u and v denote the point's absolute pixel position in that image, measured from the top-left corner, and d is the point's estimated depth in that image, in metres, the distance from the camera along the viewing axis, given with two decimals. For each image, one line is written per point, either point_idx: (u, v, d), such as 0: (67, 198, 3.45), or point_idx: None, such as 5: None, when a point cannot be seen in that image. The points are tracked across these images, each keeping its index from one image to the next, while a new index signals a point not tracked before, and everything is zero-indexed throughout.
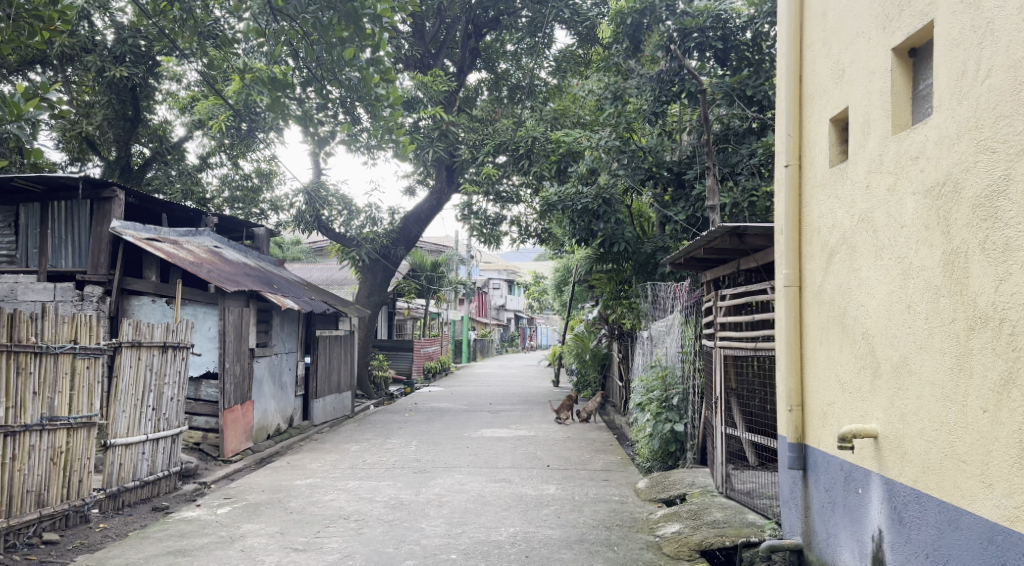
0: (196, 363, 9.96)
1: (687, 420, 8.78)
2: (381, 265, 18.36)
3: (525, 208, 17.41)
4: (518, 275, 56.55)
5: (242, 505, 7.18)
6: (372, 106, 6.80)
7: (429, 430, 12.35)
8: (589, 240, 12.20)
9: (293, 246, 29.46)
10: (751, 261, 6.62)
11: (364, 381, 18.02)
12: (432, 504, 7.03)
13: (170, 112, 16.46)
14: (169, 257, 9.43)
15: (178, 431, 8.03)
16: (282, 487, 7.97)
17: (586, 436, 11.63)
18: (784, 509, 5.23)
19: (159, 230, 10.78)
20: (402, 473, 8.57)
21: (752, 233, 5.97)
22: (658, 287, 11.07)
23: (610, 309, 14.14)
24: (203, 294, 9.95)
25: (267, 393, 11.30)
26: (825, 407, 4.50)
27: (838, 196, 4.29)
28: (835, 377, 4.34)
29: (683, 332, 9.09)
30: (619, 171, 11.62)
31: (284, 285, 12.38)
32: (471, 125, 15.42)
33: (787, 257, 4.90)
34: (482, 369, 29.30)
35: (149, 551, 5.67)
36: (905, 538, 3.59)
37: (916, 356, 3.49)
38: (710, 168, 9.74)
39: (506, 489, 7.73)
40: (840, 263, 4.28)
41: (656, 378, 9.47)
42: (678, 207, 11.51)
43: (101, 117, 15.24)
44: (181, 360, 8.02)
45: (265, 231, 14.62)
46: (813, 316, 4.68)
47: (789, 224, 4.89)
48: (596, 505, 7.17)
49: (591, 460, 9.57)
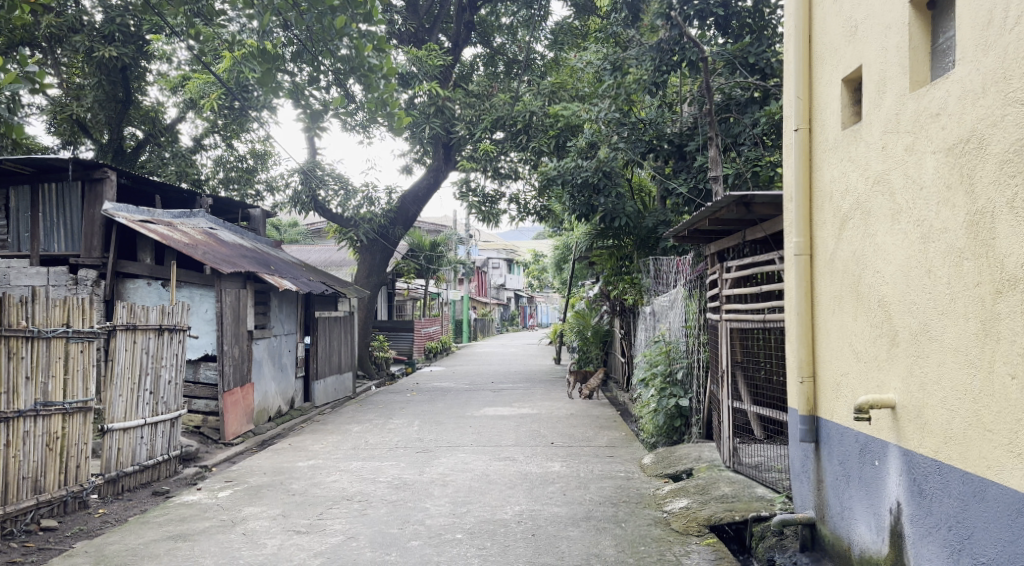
0: (194, 346, 9.82)
1: (691, 395, 8.73)
2: (379, 245, 18.21)
3: (524, 184, 17.22)
4: (517, 254, 56.43)
5: (244, 487, 7.07)
6: (366, 77, 6.56)
7: (431, 409, 12.27)
8: (589, 215, 12.08)
9: (290, 229, 29.30)
10: (757, 231, 6.47)
11: (364, 362, 17.93)
12: (436, 483, 6.93)
13: (162, 93, 16.23)
14: (163, 239, 9.27)
15: (177, 415, 7.92)
16: (283, 469, 7.87)
17: (589, 412, 11.53)
18: (795, 482, 5.12)
19: (153, 213, 10.63)
20: (405, 453, 8.47)
21: (759, 203, 5.82)
22: (660, 261, 10.92)
23: (611, 285, 14.01)
24: (199, 275, 9.80)
25: (267, 374, 11.18)
26: (839, 378, 4.38)
27: (852, 159, 4.15)
28: (850, 347, 4.21)
29: (687, 306, 8.97)
30: (619, 144, 11.45)
31: (282, 266, 12.24)
32: (468, 101, 15.22)
33: (797, 225, 4.76)
34: (484, 349, 29.21)
35: (149, 536, 5.56)
36: (925, 510, 3.47)
37: (937, 323, 3.37)
38: (712, 138, 9.58)
39: (510, 467, 7.63)
40: (854, 228, 4.15)
41: (660, 353, 9.38)
42: (680, 179, 11.34)
43: (92, 99, 15.03)
44: (179, 342, 7.89)
45: (261, 212, 14.44)
46: (825, 284, 4.55)
47: (799, 190, 4.74)
48: (602, 481, 7.07)
49: (596, 437, 9.48)
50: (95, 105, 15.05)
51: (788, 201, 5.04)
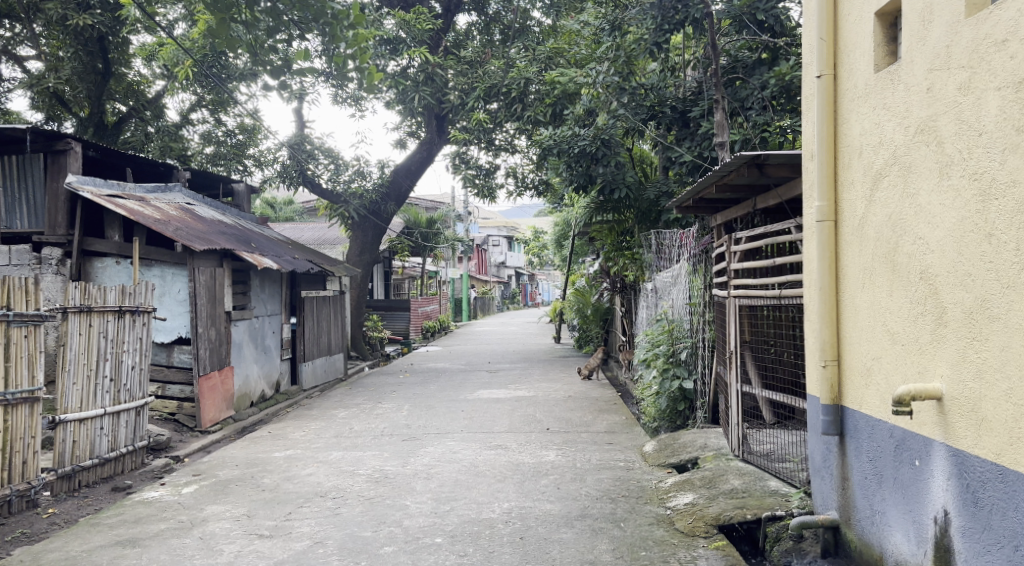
0: (165, 328, 9.21)
1: (695, 376, 8.16)
2: (371, 223, 17.49)
3: (521, 157, 16.52)
4: (518, 232, 55.68)
5: (210, 482, 6.51)
6: (330, 26, 5.98)
7: (423, 392, 11.71)
8: (587, 187, 11.46)
9: (285, 207, 28.61)
10: (771, 197, 5.82)
11: (358, 342, 17.37)
12: (419, 476, 6.36)
13: (146, 65, 15.53)
14: (132, 215, 8.67)
15: (143, 404, 7.37)
16: (258, 460, 7.30)
17: (589, 394, 10.96)
18: (815, 479, 4.53)
19: (124, 188, 10.07)
20: (391, 442, 7.90)
21: (774, 163, 5.16)
22: (662, 234, 10.31)
23: (611, 261, 13.41)
24: (171, 253, 9.20)
25: (248, 357, 10.61)
26: (869, 363, 3.81)
27: (887, 106, 3.57)
28: (883, 325, 3.64)
29: (691, 283, 8.38)
30: (620, 110, 10.81)
31: (264, 244, 11.64)
32: (461, 68, 14.54)
33: (819, 186, 4.16)
34: (483, 327, 28.66)
35: (95, 542, 5.01)
36: (983, 524, 2.94)
37: (1001, 297, 2.83)
38: (718, 101, 8.94)
39: (502, 457, 7.06)
40: (889, 187, 3.57)
41: (662, 332, 8.79)
42: (683, 147, 10.68)
43: (69, 71, 14.33)
44: (143, 325, 7.33)
45: (244, 186, 13.87)
46: (852, 254, 3.96)
47: (823, 143, 4.14)
48: (600, 473, 6.50)
49: (594, 422, 8.90)
50: (73, 77, 14.35)
51: (809, 160, 4.45)
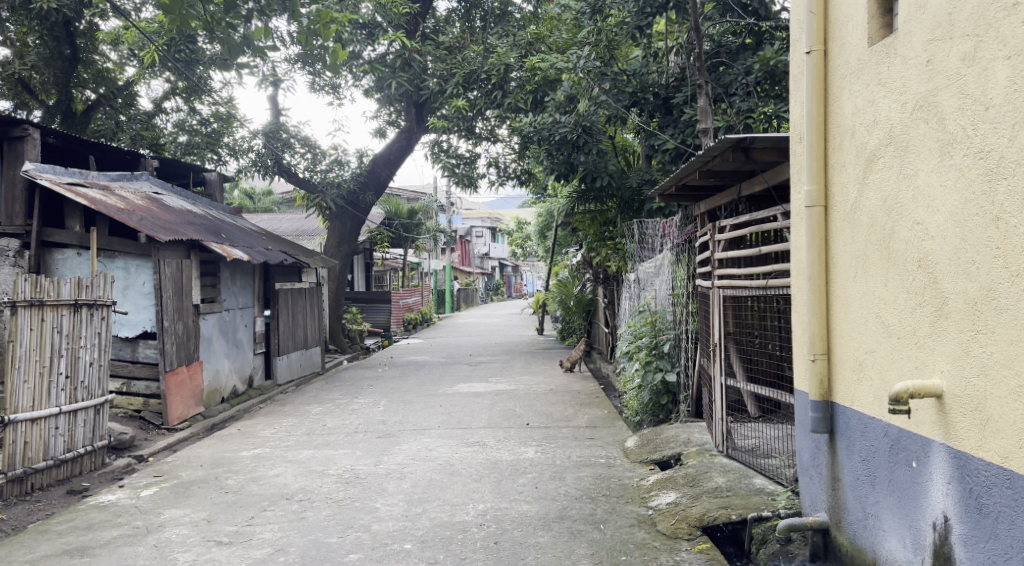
0: (129, 323, 8.90)
1: (678, 369, 7.92)
2: (349, 213, 17.09)
3: (502, 146, 16.19)
4: (502, 223, 55.33)
5: (171, 484, 6.20)
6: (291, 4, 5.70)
7: (401, 386, 11.41)
8: (568, 175, 11.20)
9: (265, 197, 28.13)
10: (757, 182, 5.56)
11: (336, 335, 17.03)
12: (392, 476, 6.07)
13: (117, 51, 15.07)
14: (93, 204, 8.33)
15: (103, 401, 7.05)
16: (224, 460, 6.99)
17: (571, 388, 10.70)
18: (803, 478, 4.29)
19: (86, 177, 9.75)
20: (364, 439, 7.61)
21: (760, 147, 4.89)
22: (645, 223, 10.05)
23: (594, 251, 13.16)
24: (135, 245, 8.87)
25: (218, 351, 10.28)
26: (861, 356, 3.57)
27: (883, 82, 3.33)
28: (876, 317, 3.41)
29: (674, 273, 8.14)
30: (601, 97, 10.48)
31: (235, 234, 11.29)
32: (439, 54, 14.21)
33: (808, 170, 3.92)
34: (466, 319, 28.34)
35: (41, 551, 4.71)
36: (988, 534, 2.71)
37: (1009, 287, 2.61)
38: (702, 86, 8.68)
39: (479, 454, 6.79)
40: (884, 168, 3.33)
41: (645, 324, 8.54)
42: (665, 133, 10.39)
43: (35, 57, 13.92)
44: (101, 319, 7.02)
45: (216, 175, 13.53)
46: (843, 241, 3.73)
47: (812, 123, 3.90)
48: (580, 470, 6.24)
49: (576, 416, 8.63)
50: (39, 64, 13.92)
51: (797, 143, 4.20)
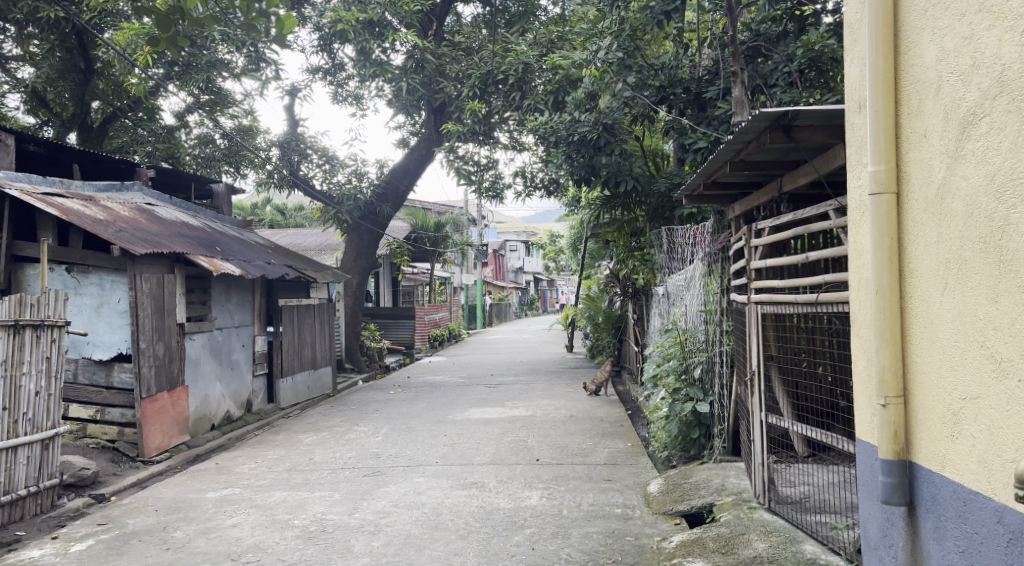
0: (103, 344, 8.08)
1: (712, 398, 6.84)
2: (367, 226, 16.24)
3: (528, 153, 15.26)
4: (536, 236, 54.41)
5: (110, 536, 5.31)
6: None
7: (409, 412, 10.45)
8: (590, 180, 10.22)
9: (294, 213, 27.50)
10: (803, 175, 4.50)
11: (353, 353, 16.20)
12: (364, 531, 5.11)
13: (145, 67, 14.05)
14: (65, 214, 7.56)
15: (54, 434, 6.23)
16: (184, 504, 6.08)
17: (594, 414, 9.65)
18: (870, 561, 3.20)
19: (68, 187, 9.02)
20: (350, 477, 6.67)
21: (805, 124, 3.84)
22: (674, 232, 9.00)
23: (622, 264, 12.11)
24: (109, 257, 8.05)
25: (208, 373, 9.44)
26: (958, 402, 2.54)
27: (995, 6, 2.36)
28: (988, 345, 2.39)
29: (706, 287, 7.09)
30: (626, 92, 9.59)
31: (232, 247, 10.51)
32: (456, 56, 13.36)
33: (875, 146, 2.90)
34: (496, 335, 27.44)
35: None
36: None
37: None
38: (738, 74, 7.62)
39: (473, 500, 5.79)
40: (995, 132, 2.35)
41: (674, 345, 7.51)
42: (698, 131, 9.25)
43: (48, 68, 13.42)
44: (50, 342, 6.18)
45: (224, 187, 12.79)
46: (926, 239, 2.71)
47: (876, 79, 2.89)
48: (592, 524, 5.21)
49: (594, 450, 7.57)
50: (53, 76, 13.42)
51: (855, 114, 3.20)
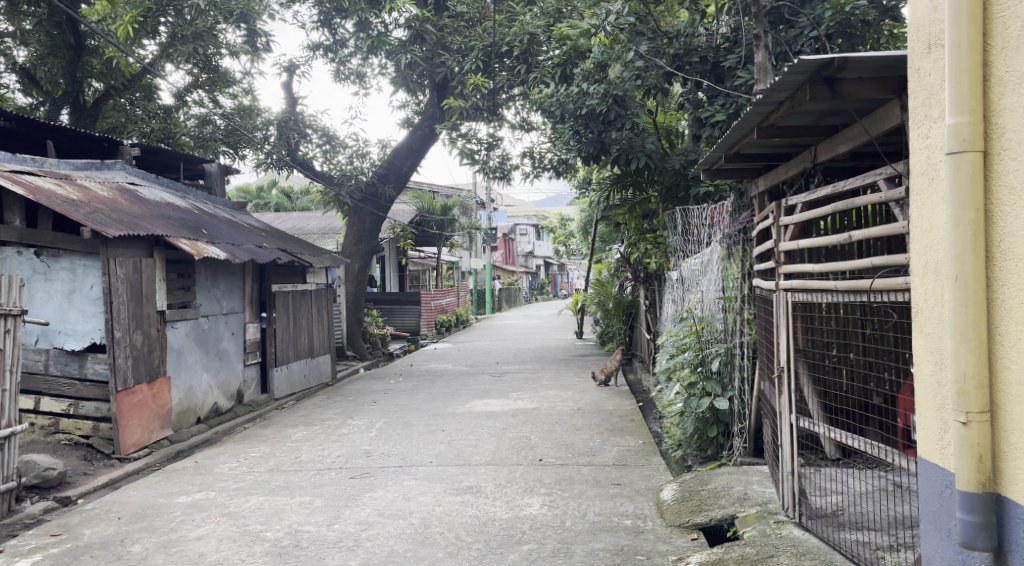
0: (76, 334, 7.53)
1: (731, 393, 6.24)
2: (369, 209, 15.59)
3: (537, 132, 14.58)
4: (546, 220, 53.68)
5: (62, 550, 4.77)
6: None
7: (407, 403, 9.91)
8: (599, 157, 9.51)
9: (299, 196, 26.86)
10: (843, 141, 3.88)
11: (355, 340, 15.66)
12: (342, 546, 4.56)
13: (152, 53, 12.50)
14: (32, 194, 6.99)
15: (9, 432, 5.68)
16: (151, 510, 5.53)
17: (602, 408, 9.04)
18: None
19: (43, 166, 8.44)
20: (335, 480, 6.11)
21: (851, 77, 3.23)
22: (689, 212, 8.36)
23: (633, 247, 11.49)
24: (80, 240, 7.49)
25: (193, 364, 8.90)
26: None
27: None
28: None
29: (725, 271, 6.48)
30: (638, 62, 8.95)
31: (221, 229, 9.93)
32: (458, 27, 12.71)
33: (959, 114, 2.56)
34: (505, 320, 26.81)
35: None
36: None
37: None
38: (761, 37, 6.95)
39: (466, 508, 5.22)
40: None
41: (689, 335, 6.92)
42: (715, 104, 8.65)
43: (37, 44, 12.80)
44: (4, 333, 5.62)
45: (216, 166, 12.25)
46: None
47: (962, 33, 2.55)
48: (599, 540, 4.61)
49: (602, 449, 6.99)
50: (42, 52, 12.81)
51: (920, 71, 2.83)
